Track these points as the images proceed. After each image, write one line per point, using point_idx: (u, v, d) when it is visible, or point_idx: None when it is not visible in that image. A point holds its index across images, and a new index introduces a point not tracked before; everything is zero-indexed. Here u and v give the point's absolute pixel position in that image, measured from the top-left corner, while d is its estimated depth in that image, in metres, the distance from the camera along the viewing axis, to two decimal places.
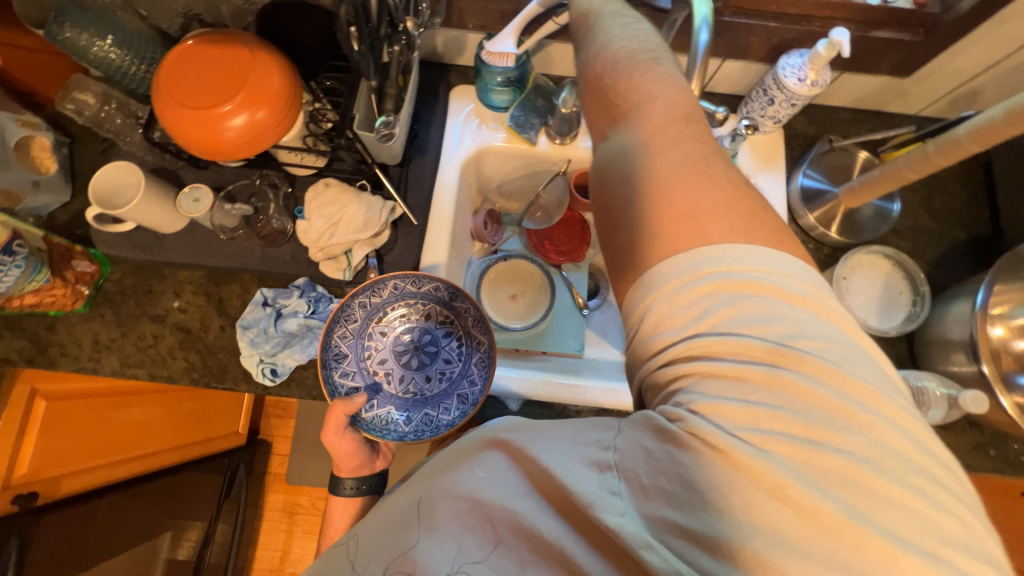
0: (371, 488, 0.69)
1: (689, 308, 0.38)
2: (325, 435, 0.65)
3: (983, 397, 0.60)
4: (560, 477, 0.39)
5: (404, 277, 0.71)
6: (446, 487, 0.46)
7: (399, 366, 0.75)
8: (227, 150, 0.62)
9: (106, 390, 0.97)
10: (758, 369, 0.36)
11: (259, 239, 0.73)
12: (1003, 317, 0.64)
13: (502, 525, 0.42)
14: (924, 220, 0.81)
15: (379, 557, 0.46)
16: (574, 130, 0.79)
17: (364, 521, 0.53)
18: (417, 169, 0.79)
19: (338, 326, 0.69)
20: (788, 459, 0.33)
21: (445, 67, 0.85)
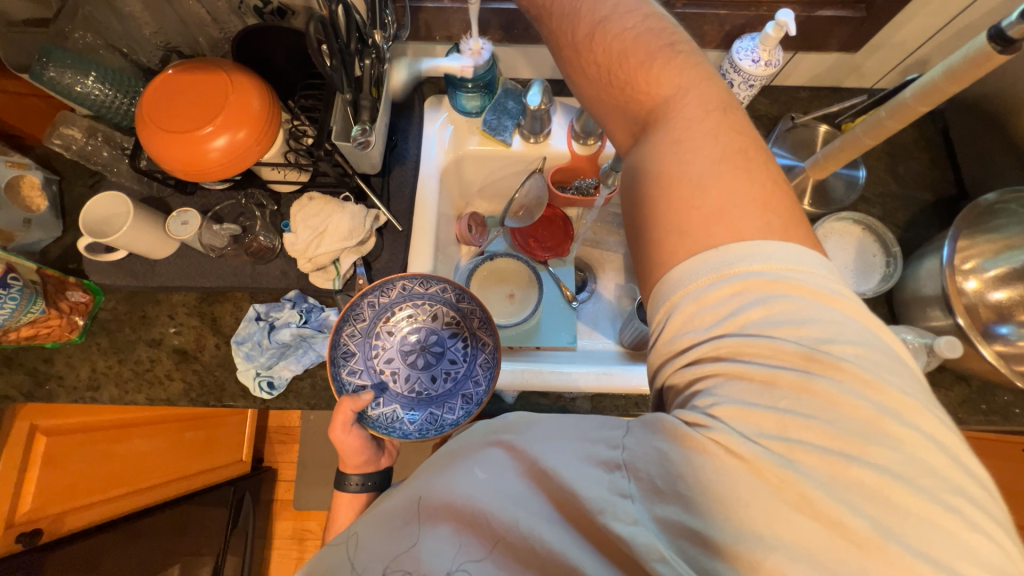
0: (377, 483, 0.69)
1: (719, 310, 0.39)
2: (332, 431, 0.65)
3: (958, 341, 0.61)
4: (579, 485, 0.40)
5: (412, 278, 0.73)
6: (447, 489, 0.46)
7: (405, 364, 0.77)
8: (212, 172, 0.65)
9: (106, 424, 0.97)
10: (793, 374, 0.36)
11: (248, 256, 0.76)
12: (977, 271, 0.72)
13: (504, 531, 0.42)
14: (892, 187, 0.83)
15: (378, 555, 0.47)
16: (546, 128, 0.83)
17: (362, 517, 0.54)
18: (397, 178, 0.82)
19: (347, 324, 0.71)
20: (814, 462, 0.34)
21: (418, 80, 0.88)
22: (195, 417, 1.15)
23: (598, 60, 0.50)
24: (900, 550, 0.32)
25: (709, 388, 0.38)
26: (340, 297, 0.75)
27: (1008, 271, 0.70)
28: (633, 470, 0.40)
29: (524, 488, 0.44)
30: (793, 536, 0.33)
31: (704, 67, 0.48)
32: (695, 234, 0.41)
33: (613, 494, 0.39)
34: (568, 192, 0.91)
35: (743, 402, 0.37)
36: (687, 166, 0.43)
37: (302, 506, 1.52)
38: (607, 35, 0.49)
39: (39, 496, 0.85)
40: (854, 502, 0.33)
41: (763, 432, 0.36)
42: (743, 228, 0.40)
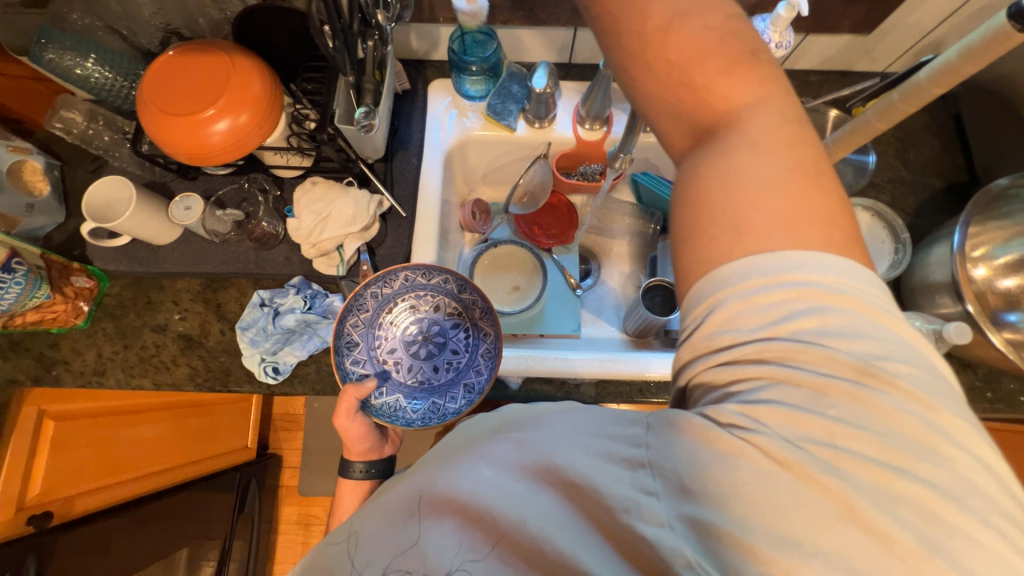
0: (382, 471, 0.69)
1: (770, 315, 0.37)
2: (336, 418, 0.65)
3: (968, 327, 0.60)
4: (606, 485, 0.40)
5: (414, 269, 0.72)
6: (462, 483, 0.46)
7: (408, 355, 0.77)
8: (213, 155, 0.64)
9: (112, 408, 0.99)
10: (843, 385, 0.35)
11: (252, 242, 0.76)
12: (986, 258, 0.71)
13: (513, 529, 0.42)
14: (902, 173, 0.82)
15: (386, 546, 0.47)
16: (552, 112, 0.81)
17: (368, 504, 0.54)
18: (401, 163, 0.81)
19: (351, 315, 0.71)
20: (857, 468, 0.34)
21: (421, 63, 0.87)
22: (198, 404, 1.17)
23: (670, 56, 0.41)
24: (942, 564, 0.31)
25: (752, 392, 0.37)
26: (345, 284, 0.75)
27: (1018, 258, 0.70)
28: (657, 469, 0.40)
29: (544, 488, 0.43)
30: (831, 541, 0.33)
31: (737, 20, 0.43)
32: (750, 233, 0.37)
33: (638, 490, 0.40)
34: (573, 178, 0.91)
35: (789, 407, 0.36)
36: (752, 165, 0.38)
37: (307, 492, 1.53)
38: (685, 26, 0.41)
39: (49, 479, 0.87)
40: (899, 515, 0.32)
41: (806, 437, 0.35)
42: (801, 231, 0.37)
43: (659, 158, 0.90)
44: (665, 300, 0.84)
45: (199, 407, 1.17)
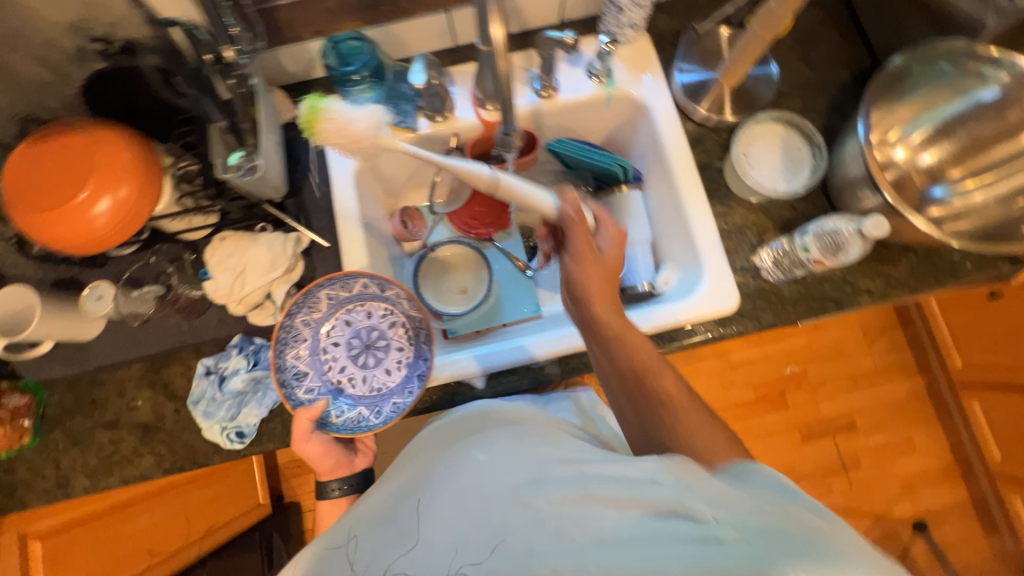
0: (356, 484, 0.72)
1: (777, 484, 0.42)
2: (295, 446, 0.67)
3: (885, 220, 0.62)
4: (630, 483, 0.45)
5: (332, 285, 0.72)
6: (472, 483, 0.53)
7: (359, 368, 0.76)
8: (106, 239, 0.61)
9: (99, 510, 0.96)
10: (828, 521, 0.40)
11: (180, 313, 0.74)
12: (901, 139, 0.74)
13: (502, 518, 0.48)
14: (809, 75, 0.81)
15: (395, 539, 0.52)
16: (448, 103, 0.79)
17: (367, 507, 0.59)
18: (311, 194, 0.78)
19: (288, 348, 0.71)
20: (851, 555, 0.37)
21: (305, 84, 0.83)
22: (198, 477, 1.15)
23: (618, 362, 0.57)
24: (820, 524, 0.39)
25: (754, 504, 0.40)
26: None
27: (931, 131, 0.72)
28: (684, 488, 0.42)
29: (569, 489, 0.47)
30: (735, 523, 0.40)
31: None
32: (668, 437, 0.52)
33: (674, 487, 0.42)
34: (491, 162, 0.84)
35: (785, 520, 0.39)
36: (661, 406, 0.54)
37: None
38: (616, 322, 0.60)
39: None
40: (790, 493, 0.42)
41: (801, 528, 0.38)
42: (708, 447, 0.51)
43: (569, 120, 0.87)
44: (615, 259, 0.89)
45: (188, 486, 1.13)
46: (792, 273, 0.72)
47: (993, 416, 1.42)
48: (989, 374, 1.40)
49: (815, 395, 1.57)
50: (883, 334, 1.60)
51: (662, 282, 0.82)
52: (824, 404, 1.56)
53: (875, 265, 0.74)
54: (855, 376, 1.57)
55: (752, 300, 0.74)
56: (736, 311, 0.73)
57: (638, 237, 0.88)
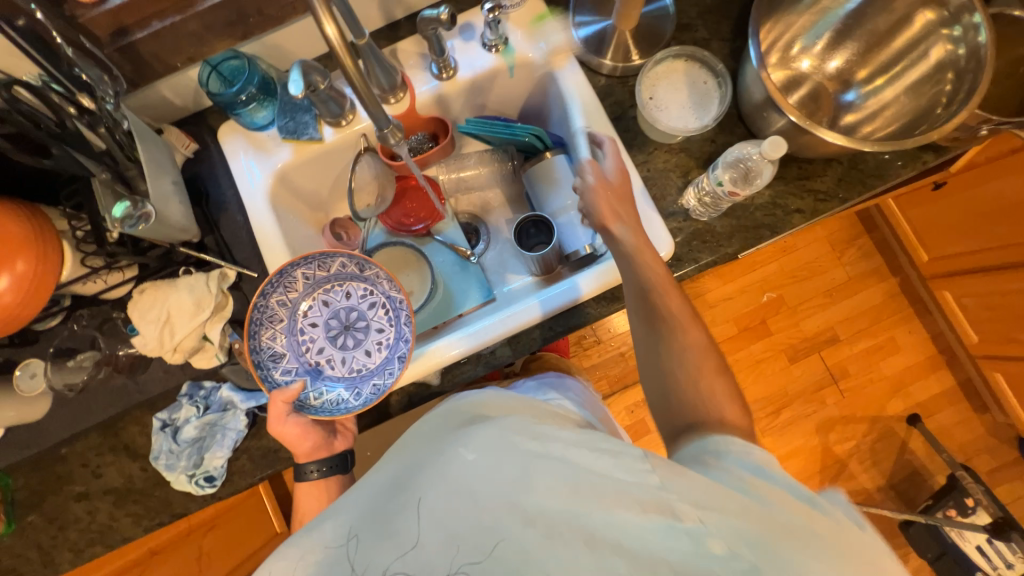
0: (335, 466, 0.68)
1: (753, 466, 0.44)
2: (271, 425, 0.66)
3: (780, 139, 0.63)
4: (631, 490, 0.40)
5: (307, 265, 0.72)
6: (457, 486, 0.42)
7: (338, 349, 0.77)
8: (16, 318, 0.58)
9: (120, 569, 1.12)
10: (852, 530, 0.40)
11: (122, 374, 0.72)
12: (804, 50, 0.73)
13: (511, 531, 0.39)
14: (707, 2, 0.79)
15: (383, 546, 0.40)
16: (344, 105, 0.75)
17: (348, 509, 0.44)
18: (228, 227, 0.77)
19: (264, 329, 0.71)
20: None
21: (199, 115, 0.80)
22: (206, 522, 1.19)
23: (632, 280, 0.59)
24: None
25: (789, 520, 0.38)
26: (229, 369, 0.72)
27: (831, 37, 0.72)
28: (670, 490, 0.40)
29: (558, 486, 0.41)
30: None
31: None
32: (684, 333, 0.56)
33: (663, 489, 0.40)
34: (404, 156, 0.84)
35: (838, 552, 0.37)
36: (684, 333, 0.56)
37: None
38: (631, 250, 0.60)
39: None
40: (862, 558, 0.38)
41: (791, 527, 0.38)
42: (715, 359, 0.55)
43: (473, 98, 0.85)
44: (549, 233, 0.85)
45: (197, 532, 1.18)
46: (719, 209, 0.71)
47: (965, 300, 1.42)
48: (955, 262, 1.41)
49: (795, 316, 1.58)
50: (850, 244, 1.60)
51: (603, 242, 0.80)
52: (805, 322, 1.58)
53: (801, 183, 0.74)
54: (830, 289, 1.58)
55: (687, 243, 0.73)
56: (673, 256, 0.72)
57: (570, 201, 0.83)
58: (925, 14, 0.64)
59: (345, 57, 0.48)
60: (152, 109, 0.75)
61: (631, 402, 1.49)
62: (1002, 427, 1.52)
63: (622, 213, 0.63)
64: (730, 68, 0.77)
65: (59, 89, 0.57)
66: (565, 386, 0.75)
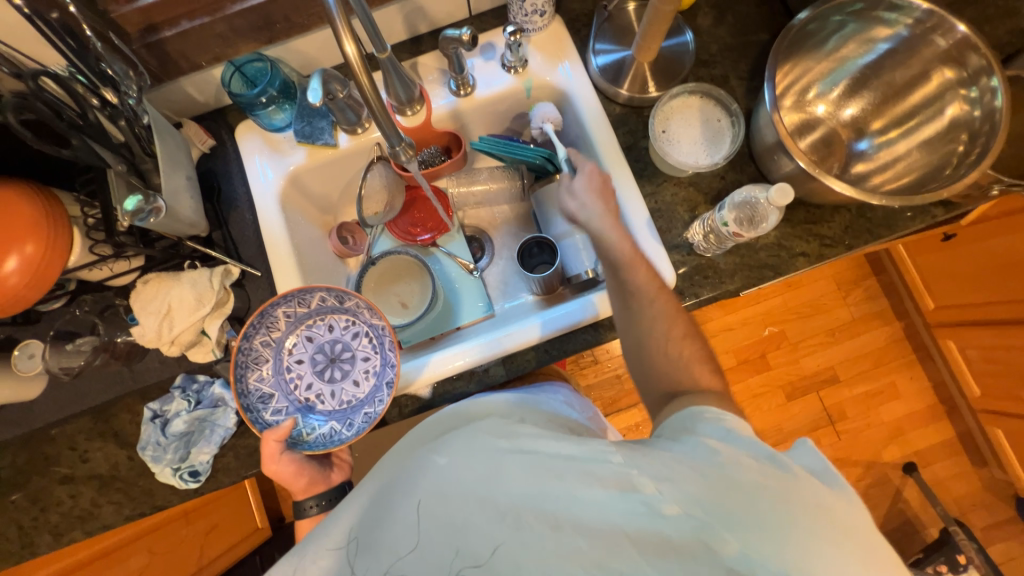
0: (334, 499, 0.69)
1: (720, 430, 0.44)
2: (266, 466, 0.65)
3: (789, 187, 0.63)
4: (594, 470, 0.41)
5: (286, 302, 0.72)
6: (437, 490, 0.43)
7: (326, 383, 0.77)
8: (19, 298, 0.58)
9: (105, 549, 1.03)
10: (809, 487, 0.39)
11: (118, 361, 0.72)
12: (820, 96, 0.74)
13: (488, 526, 0.40)
14: (728, 40, 0.80)
15: (377, 552, 0.41)
16: (361, 114, 0.76)
17: (342, 514, 0.46)
18: (237, 224, 0.78)
19: (249, 372, 0.71)
20: (846, 533, 0.37)
21: (218, 111, 0.81)
22: (196, 507, 1.16)
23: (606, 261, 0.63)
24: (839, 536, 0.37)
25: (742, 484, 0.38)
26: (224, 365, 0.72)
27: (848, 85, 0.72)
28: (631, 465, 0.41)
29: (527, 473, 0.42)
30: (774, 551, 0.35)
31: None
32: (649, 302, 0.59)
33: (625, 465, 0.41)
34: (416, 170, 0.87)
35: (791, 508, 0.37)
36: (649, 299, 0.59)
37: None
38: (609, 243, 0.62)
39: None
40: (822, 519, 0.37)
41: (742, 484, 0.38)
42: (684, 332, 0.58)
43: (488, 116, 0.86)
44: (552, 253, 0.86)
45: (186, 516, 1.14)
46: (724, 247, 0.71)
47: (968, 351, 1.41)
48: (962, 312, 1.39)
49: (795, 353, 1.57)
50: (856, 284, 1.59)
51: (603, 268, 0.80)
52: (805, 360, 1.56)
53: (808, 227, 0.74)
54: (833, 329, 1.57)
55: (689, 277, 0.72)
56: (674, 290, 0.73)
57: None
58: (943, 71, 0.65)
59: (362, 74, 0.49)
60: (174, 103, 0.77)
61: (620, 426, 1.48)
62: (999, 484, 1.49)
63: (592, 206, 0.64)
64: (745, 107, 0.78)
65: (84, 79, 0.58)
66: (553, 387, 0.74)
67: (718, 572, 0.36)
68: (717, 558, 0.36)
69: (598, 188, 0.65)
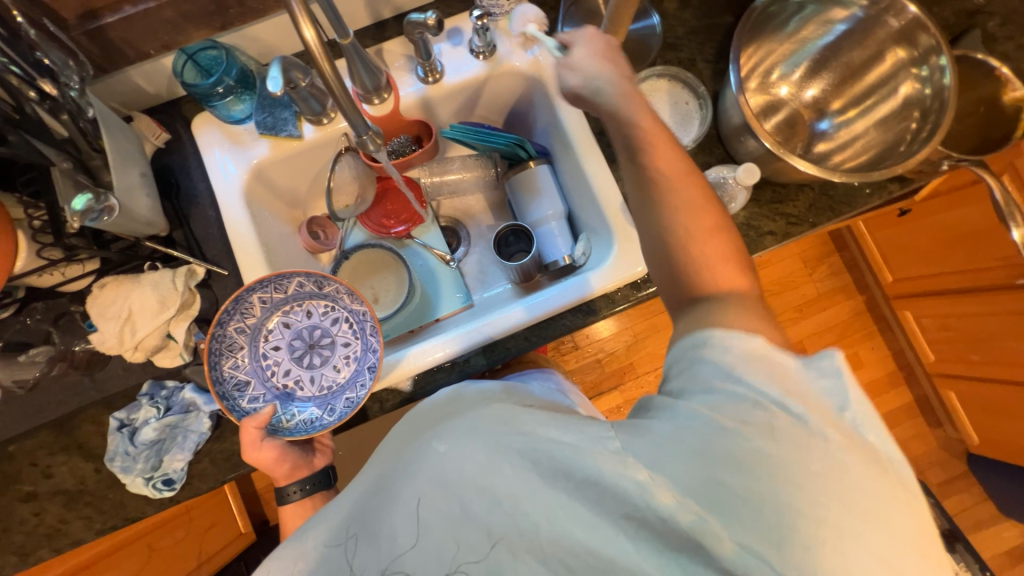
0: (318, 483, 0.68)
1: (728, 383, 0.39)
2: (245, 454, 0.64)
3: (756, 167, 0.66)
4: (594, 460, 0.40)
5: (262, 288, 0.69)
6: (438, 481, 0.43)
7: (304, 369, 0.75)
8: None
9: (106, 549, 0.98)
10: (826, 450, 0.36)
11: (77, 370, 0.69)
12: (783, 78, 0.76)
13: (490, 521, 0.41)
14: (693, 23, 0.80)
15: (377, 546, 0.42)
16: (326, 104, 0.74)
17: (336, 510, 0.45)
18: (199, 221, 0.74)
19: (223, 359, 0.68)
20: (864, 504, 0.34)
21: (172, 104, 0.77)
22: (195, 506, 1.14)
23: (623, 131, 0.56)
24: (852, 505, 0.34)
25: (742, 457, 0.36)
26: (193, 369, 0.70)
27: (809, 67, 0.75)
28: (629, 454, 0.39)
29: (524, 470, 0.41)
30: (770, 532, 0.35)
31: None
32: (676, 175, 0.53)
33: (622, 453, 0.39)
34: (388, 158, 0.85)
35: (797, 480, 0.35)
36: (670, 173, 0.54)
37: None
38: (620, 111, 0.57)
39: None
40: (832, 490, 0.35)
41: (747, 462, 0.36)
42: (707, 224, 0.51)
43: (459, 102, 0.84)
44: (529, 240, 0.86)
45: (186, 515, 1.12)
46: None
47: (923, 320, 1.49)
48: (916, 283, 1.46)
49: None
50: (821, 261, 1.65)
51: (580, 253, 0.78)
52: None
53: (774, 207, 0.76)
54: (800, 304, 1.63)
55: None
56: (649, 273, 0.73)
57: (551, 212, 0.83)
58: (896, 52, 0.67)
59: (323, 61, 0.47)
60: (124, 95, 0.73)
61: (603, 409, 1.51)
62: (952, 443, 1.59)
63: (599, 75, 0.58)
64: (712, 89, 0.79)
65: (18, 70, 0.54)
66: (545, 375, 0.74)
67: (712, 568, 0.37)
68: (708, 553, 0.37)
69: (600, 50, 0.60)
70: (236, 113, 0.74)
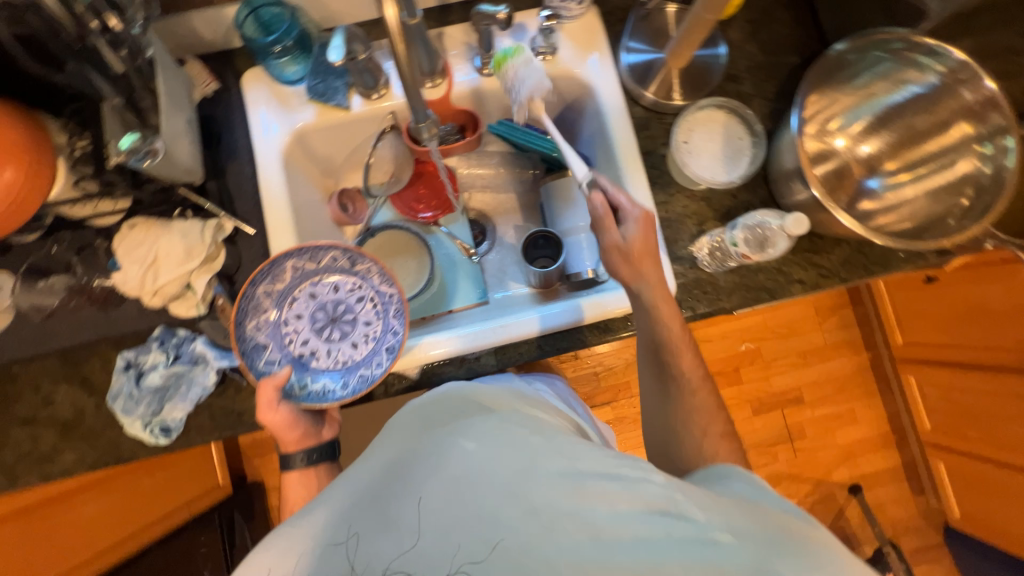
0: (323, 453, 0.69)
1: (749, 490, 0.45)
2: (260, 413, 0.65)
3: (805, 217, 0.65)
4: (635, 488, 0.40)
5: (298, 257, 0.70)
6: (467, 474, 0.42)
7: (322, 341, 0.74)
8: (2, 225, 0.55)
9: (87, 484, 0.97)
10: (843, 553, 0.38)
11: (93, 304, 0.69)
12: (840, 129, 0.75)
13: (516, 522, 0.39)
14: (758, 57, 0.79)
15: (385, 534, 0.39)
16: (380, 78, 0.73)
17: (347, 486, 0.44)
18: (234, 175, 0.73)
19: (249, 318, 0.69)
20: None
21: (225, 54, 0.76)
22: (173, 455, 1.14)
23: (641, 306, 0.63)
24: None
25: (771, 526, 0.38)
26: (207, 322, 0.69)
27: (867, 124, 0.74)
28: (674, 489, 0.41)
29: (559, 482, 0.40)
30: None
31: None
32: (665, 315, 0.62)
33: (667, 489, 0.40)
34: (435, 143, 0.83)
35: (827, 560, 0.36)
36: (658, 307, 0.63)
37: None
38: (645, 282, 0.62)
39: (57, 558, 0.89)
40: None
41: (778, 533, 0.38)
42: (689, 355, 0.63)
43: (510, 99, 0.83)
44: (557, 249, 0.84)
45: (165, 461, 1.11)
46: (726, 265, 0.73)
47: (924, 388, 1.49)
48: (924, 350, 1.46)
49: (767, 370, 1.62)
50: (834, 312, 1.64)
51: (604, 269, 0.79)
52: (776, 378, 1.62)
53: (809, 256, 0.75)
54: (807, 351, 1.63)
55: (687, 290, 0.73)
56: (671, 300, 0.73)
57: (582, 223, 0.82)
58: (962, 125, 0.66)
59: (397, 40, 0.46)
60: (180, 39, 0.72)
61: None
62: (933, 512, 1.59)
63: (640, 265, 0.62)
64: (767, 128, 0.78)
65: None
66: (546, 379, 0.73)
67: None
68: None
69: (652, 236, 0.63)
70: (290, 74, 0.73)
